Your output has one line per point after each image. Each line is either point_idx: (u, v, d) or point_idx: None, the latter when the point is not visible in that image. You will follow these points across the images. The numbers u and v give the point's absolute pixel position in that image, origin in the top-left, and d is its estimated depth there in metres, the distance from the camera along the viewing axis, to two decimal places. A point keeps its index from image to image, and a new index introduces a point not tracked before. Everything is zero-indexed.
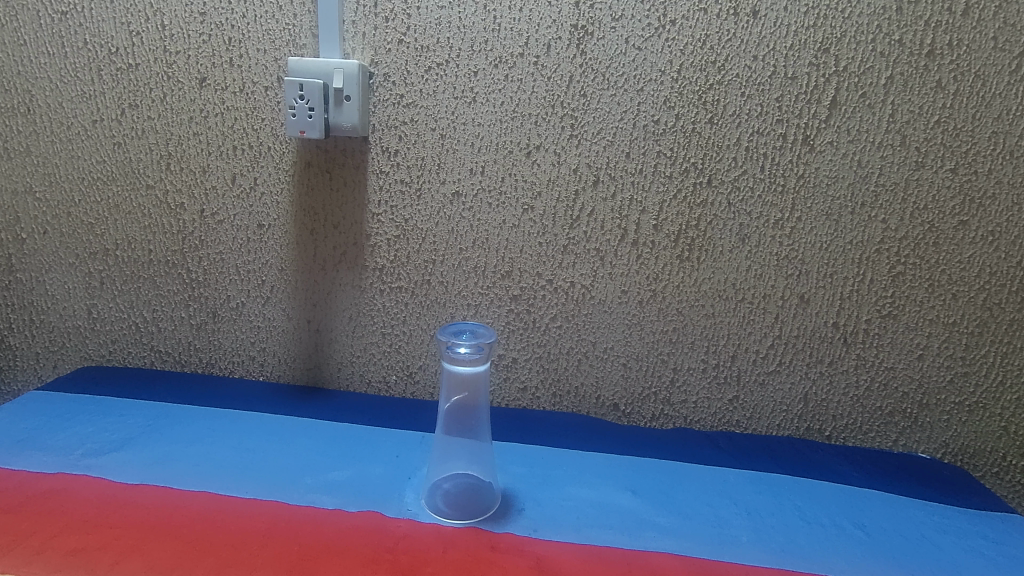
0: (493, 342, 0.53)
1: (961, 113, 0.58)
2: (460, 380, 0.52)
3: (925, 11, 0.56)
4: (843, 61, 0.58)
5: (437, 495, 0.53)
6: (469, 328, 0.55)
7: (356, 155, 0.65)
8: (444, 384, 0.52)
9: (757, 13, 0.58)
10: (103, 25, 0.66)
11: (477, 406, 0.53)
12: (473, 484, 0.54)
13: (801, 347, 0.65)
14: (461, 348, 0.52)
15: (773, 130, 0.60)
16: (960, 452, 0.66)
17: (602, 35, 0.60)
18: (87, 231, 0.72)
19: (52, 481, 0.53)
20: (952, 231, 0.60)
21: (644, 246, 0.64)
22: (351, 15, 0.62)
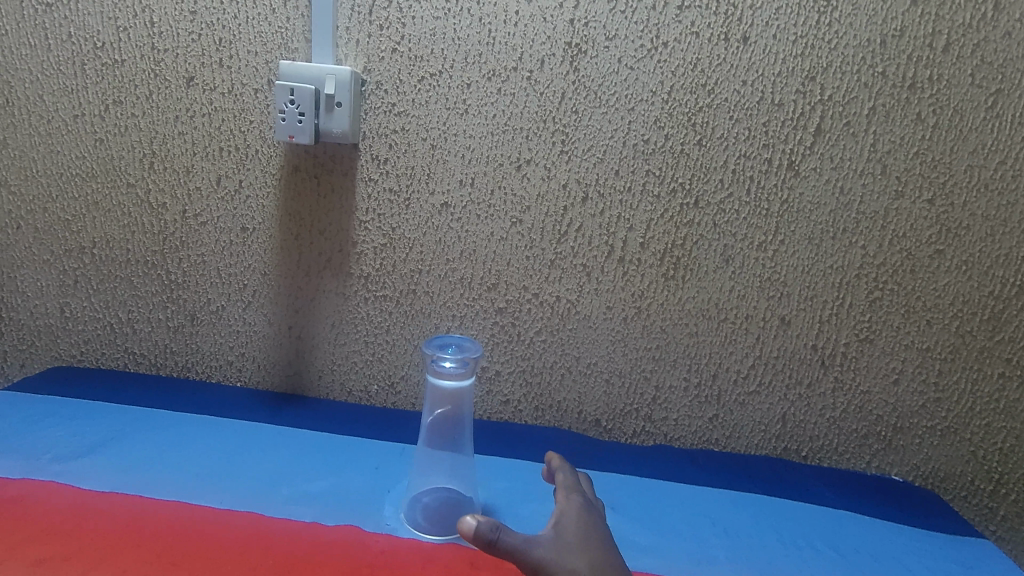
0: (479, 357, 0.53)
1: (940, 145, 0.59)
2: (444, 395, 0.52)
3: (907, 46, 0.58)
4: (828, 90, 0.59)
5: (417, 510, 0.52)
6: (455, 343, 0.56)
7: (345, 162, 0.65)
8: (428, 397, 0.52)
9: (747, 39, 0.59)
10: (89, 19, 0.64)
11: (460, 421, 0.52)
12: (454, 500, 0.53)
13: (780, 368, 0.66)
14: (446, 362, 0.52)
15: (760, 154, 0.61)
16: (931, 475, 0.67)
17: (595, 53, 0.60)
18: (63, 228, 0.70)
19: (18, 486, 0.51)
20: (928, 260, 0.62)
21: (630, 264, 0.65)
22: (345, 21, 0.62)
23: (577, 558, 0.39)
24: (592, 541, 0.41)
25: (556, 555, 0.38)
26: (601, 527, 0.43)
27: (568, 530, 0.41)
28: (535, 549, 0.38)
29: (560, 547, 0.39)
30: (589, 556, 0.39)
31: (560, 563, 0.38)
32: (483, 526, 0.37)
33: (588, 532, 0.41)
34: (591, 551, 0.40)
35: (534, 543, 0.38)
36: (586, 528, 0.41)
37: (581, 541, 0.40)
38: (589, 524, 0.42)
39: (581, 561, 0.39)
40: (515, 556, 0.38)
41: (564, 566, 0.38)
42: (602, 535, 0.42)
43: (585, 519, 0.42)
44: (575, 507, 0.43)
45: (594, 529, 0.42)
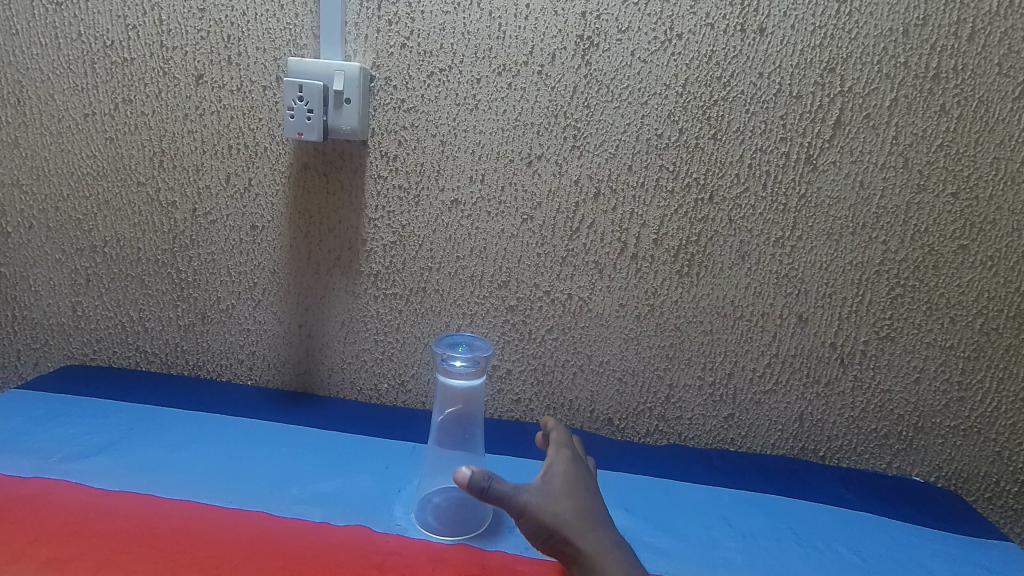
0: (489, 356, 0.53)
1: (964, 137, 0.57)
2: (453, 394, 0.51)
3: (931, 35, 0.56)
4: (848, 81, 0.57)
5: (429, 512, 0.52)
6: (465, 341, 0.55)
7: (354, 159, 0.64)
8: (438, 396, 0.52)
9: (764, 30, 0.57)
10: (98, 17, 0.64)
11: (470, 420, 0.52)
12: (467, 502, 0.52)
13: (798, 366, 0.65)
14: (456, 362, 0.51)
15: (777, 148, 0.59)
16: (954, 477, 0.65)
17: (608, 47, 0.59)
18: (75, 227, 0.70)
19: (30, 485, 0.51)
20: (951, 255, 0.60)
21: (643, 261, 0.64)
22: (354, 17, 0.61)
23: (561, 504, 0.42)
24: (576, 491, 0.44)
25: (542, 502, 0.42)
26: (587, 479, 0.46)
27: (554, 481, 0.44)
28: (523, 494, 0.42)
29: (547, 494, 0.43)
30: (573, 504, 0.43)
31: (545, 509, 0.42)
32: (475, 475, 0.41)
33: (574, 483, 0.45)
34: (575, 499, 0.43)
35: (522, 489, 0.42)
36: (572, 480, 0.45)
37: (566, 490, 0.44)
38: (576, 477, 0.46)
39: (565, 507, 0.42)
40: (504, 503, 0.41)
41: (549, 510, 0.42)
42: (587, 487, 0.45)
43: (572, 472, 0.46)
44: (563, 462, 0.47)
45: (580, 481, 0.45)
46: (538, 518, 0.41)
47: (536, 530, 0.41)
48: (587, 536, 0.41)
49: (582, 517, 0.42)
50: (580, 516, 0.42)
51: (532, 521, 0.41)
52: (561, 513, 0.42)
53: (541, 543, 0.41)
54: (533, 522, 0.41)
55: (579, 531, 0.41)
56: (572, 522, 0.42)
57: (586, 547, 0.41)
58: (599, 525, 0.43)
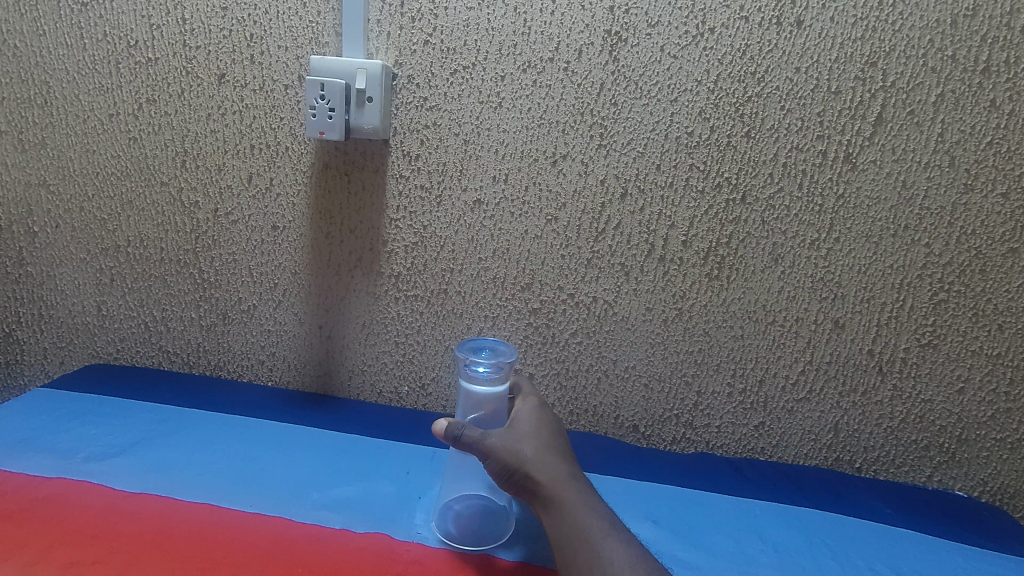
0: (512, 363, 0.51)
1: (1015, 134, 0.54)
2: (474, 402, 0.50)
3: (981, 26, 0.53)
4: (890, 76, 0.55)
5: (446, 518, 0.50)
6: (489, 346, 0.54)
7: (376, 159, 0.63)
8: (461, 402, 0.51)
9: (801, 23, 0.55)
10: (123, 17, 0.64)
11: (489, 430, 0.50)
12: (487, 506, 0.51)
13: (833, 374, 0.62)
14: (478, 370, 0.50)
15: (814, 146, 0.57)
16: (999, 492, 0.63)
17: (636, 42, 0.57)
18: (100, 227, 0.70)
19: (52, 485, 0.51)
20: (1000, 259, 0.57)
21: (672, 263, 0.62)
22: (376, 14, 0.60)
23: (521, 443, 0.47)
24: (538, 434, 0.49)
25: (505, 443, 0.46)
26: (549, 422, 0.51)
27: (518, 425, 0.49)
28: (488, 438, 0.46)
29: (510, 437, 0.47)
30: (534, 444, 0.47)
31: (507, 450, 0.46)
32: (449, 425, 0.46)
33: (535, 426, 0.49)
34: (536, 440, 0.48)
35: (488, 434, 0.46)
36: (535, 424, 0.50)
37: (527, 432, 0.48)
38: (537, 421, 0.50)
39: (526, 446, 0.47)
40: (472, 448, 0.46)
41: (510, 449, 0.46)
42: (550, 430, 0.50)
43: (536, 418, 0.51)
44: (527, 410, 0.51)
45: (541, 424, 0.50)
46: (502, 458, 0.46)
47: (499, 468, 0.46)
48: (545, 468, 0.46)
49: (541, 454, 0.47)
50: (539, 453, 0.47)
51: (496, 460, 0.46)
52: (521, 451, 0.46)
53: (505, 479, 0.46)
54: (497, 462, 0.45)
55: (538, 466, 0.46)
56: (532, 459, 0.46)
57: (544, 479, 0.45)
58: (557, 460, 0.47)
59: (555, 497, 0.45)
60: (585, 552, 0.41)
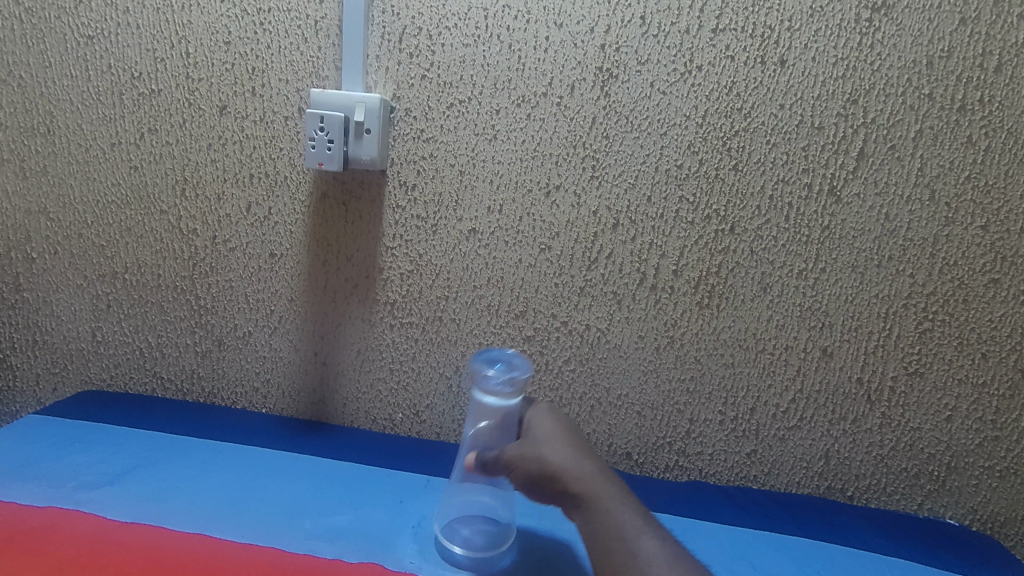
0: (528, 378, 0.52)
1: (992, 169, 0.56)
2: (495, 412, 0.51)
3: (956, 66, 0.55)
4: (871, 113, 0.57)
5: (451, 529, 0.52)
6: (507, 358, 0.55)
7: (373, 189, 0.64)
8: (475, 410, 0.52)
9: (784, 62, 0.57)
10: (128, 50, 0.66)
11: (505, 439, 0.51)
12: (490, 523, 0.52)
13: (822, 402, 0.63)
14: (501, 385, 0.51)
15: (799, 180, 0.59)
16: (989, 520, 0.63)
17: (627, 78, 0.59)
18: (98, 253, 0.71)
19: (43, 515, 0.50)
20: (982, 289, 0.58)
21: (663, 291, 0.63)
22: (375, 50, 0.62)
23: (542, 447, 0.47)
24: (558, 434, 0.49)
25: (525, 451, 0.47)
26: (565, 421, 0.51)
27: (534, 429, 0.49)
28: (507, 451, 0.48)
29: (529, 444, 0.48)
30: (555, 445, 0.48)
31: (528, 457, 0.47)
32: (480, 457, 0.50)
33: (553, 427, 0.50)
34: (557, 441, 0.48)
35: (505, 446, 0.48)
36: (553, 425, 0.50)
37: (547, 434, 0.49)
38: (554, 421, 0.50)
39: (547, 448, 0.47)
40: (496, 466, 0.49)
41: (532, 455, 0.47)
42: (568, 428, 0.50)
43: (551, 418, 0.51)
44: (538, 412, 0.52)
45: (558, 424, 0.50)
46: (525, 466, 0.47)
47: (525, 476, 0.47)
48: (569, 469, 0.46)
49: (563, 454, 0.47)
50: (561, 453, 0.47)
51: (519, 470, 0.47)
52: (543, 455, 0.47)
53: (531, 485, 0.47)
54: (520, 471, 0.47)
55: (562, 466, 0.46)
56: (555, 460, 0.46)
57: (568, 480, 0.45)
58: (581, 457, 0.47)
59: (583, 497, 0.45)
60: (622, 550, 0.41)
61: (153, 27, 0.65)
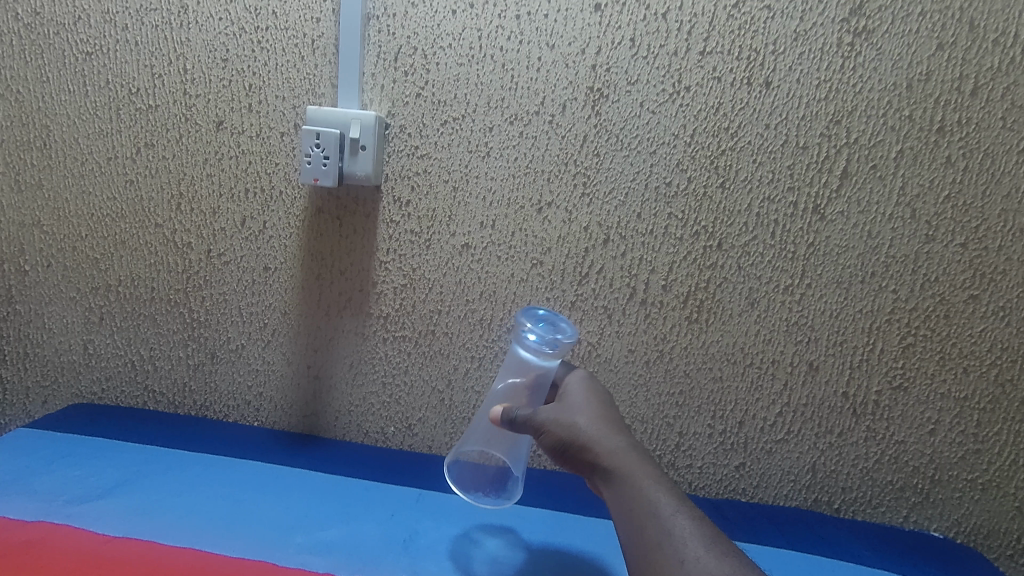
0: (569, 342, 0.52)
1: (971, 189, 0.58)
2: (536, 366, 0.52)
3: (934, 90, 0.57)
4: (854, 133, 0.58)
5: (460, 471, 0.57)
6: (554, 320, 0.55)
7: (367, 204, 0.65)
8: (513, 364, 0.54)
9: (769, 84, 0.59)
10: (126, 66, 0.67)
11: (531, 397, 0.53)
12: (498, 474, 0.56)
13: (809, 416, 0.64)
14: (546, 346, 0.52)
15: (785, 198, 0.60)
16: (973, 532, 0.64)
17: (617, 98, 0.61)
18: (92, 266, 0.71)
19: (33, 530, 0.50)
20: (962, 305, 0.60)
21: (653, 306, 0.64)
22: (371, 68, 0.63)
23: (576, 417, 0.47)
24: (592, 406, 0.49)
25: (557, 418, 0.47)
26: (602, 397, 0.51)
27: (569, 399, 0.50)
28: (539, 415, 0.48)
29: (563, 412, 0.48)
30: (589, 416, 0.48)
31: (560, 424, 0.47)
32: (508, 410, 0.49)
33: (589, 400, 0.50)
34: (591, 413, 0.48)
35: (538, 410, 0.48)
36: (587, 398, 0.50)
37: (581, 405, 0.49)
38: (590, 395, 0.51)
39: (579, 418, 0.47)
40: (525, 425, 0.48)
41: (564, 423, 0.47)
42: (603, 403, 0.50)
43: (585, 392, 0.51)
44: (575, 381, 0.52)
45: (593, 398, 0.50)
46: (555, 433, 0.47)
47: (555, 442, 0.47)
48: (602, 441, 0.46)
49: (598, 427, 0.47)
50: (594, 425, 0.47)
51: (550, 434, 0.47)
52: (577, 425, 0.47)
53: (562, 452, 0.46)
54: (551, 436, 0.47)
55: (594, 437, 0.46)
56: (587, 431, 0.46)
57: (601, 452, 0.45)
58: (614, 432, 0.47)
59: (615, 469, 0.44)
60: (654, 525, 0.40)
61: (151, 44, 0.66)
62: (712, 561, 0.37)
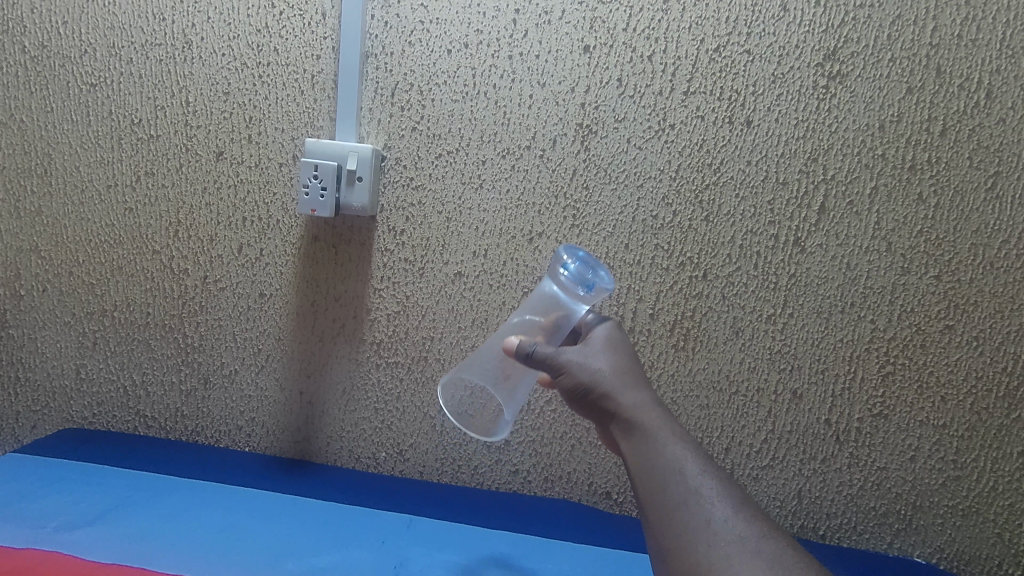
0: (603, 288, 0.50)
1: (942, 224, 0.61)
2: (563, 302, 0.51)
3: (905, 130, 0.60)
4: (831, 170, 0.61)
5: (452, 399, 0.55)
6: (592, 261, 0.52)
7: (363, 233, 0.67)
8: (539, 302, 0.52)
9: (750, 123, 0.61)
10: (129, 98, 0.69)
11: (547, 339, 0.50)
12: (492, 411, 0.53)
13: (794, 442, 0.65)
14: (580, 286, 0.50)
15: (766, 230, 0.63)
16: (955, 559, 0.65)
17: (605, 134, 0.63)
18: (88, 291, 0.72)
19: (24, 556, 0.50)
20: (938, 335, 0.62)
21: (640, 334, 0.65)
22: (369, 103, 0.65)
23: (600, 363, 0.47)
24: (616, 352, 0.48)
25: (581, 361, 0.47)
26: (628, 344, 0.50)
27: (592, 343, 0.49)
28: (562, 354, 0.47)
29: (587, 355, 0.47)
30: (613, 363, 0.47)
31: (584, 368, 0.47)
32: (524, 343, 0.48)
33: (614, 347, 0.49)
34: (615, 360, 0.48)
35: (562, 350, 0.47)
36: (612, 344, 0.49)
37: (605, 352, 0.48)
38: (616, 342, 0.49)
39: (603, 365, 0.47)
40: (544, 363, 0.47)
41: (588, 369, 0.47)
42: (627, 349, 0.49)
43: (610, 337, 0.50)
44: (601, 329, 0.50)
45: (618, 344, 0.49)
46: (578, 376, 0.46)
47: (577, 386, 0.47)
48: (626, 392, 0.46)
49: (622, 376, 0.47)
50: (618, 373, 0.47)
51: (573, 378, 0.46)
52: (601, 372, 0.47)
53: (582, 397, 0.47)
54: (572, 379, 0.47)
55: (619, 387, 0.46)
56: (611, 380, 0.46)
57: (625, 404, 0.45)
58: (637, 382, 0.47)
59: (638, 421, 0.45)
60: (678, 485, 0.41)
61: (155, 77, 0.68)
62: (739, 526, 0.39)
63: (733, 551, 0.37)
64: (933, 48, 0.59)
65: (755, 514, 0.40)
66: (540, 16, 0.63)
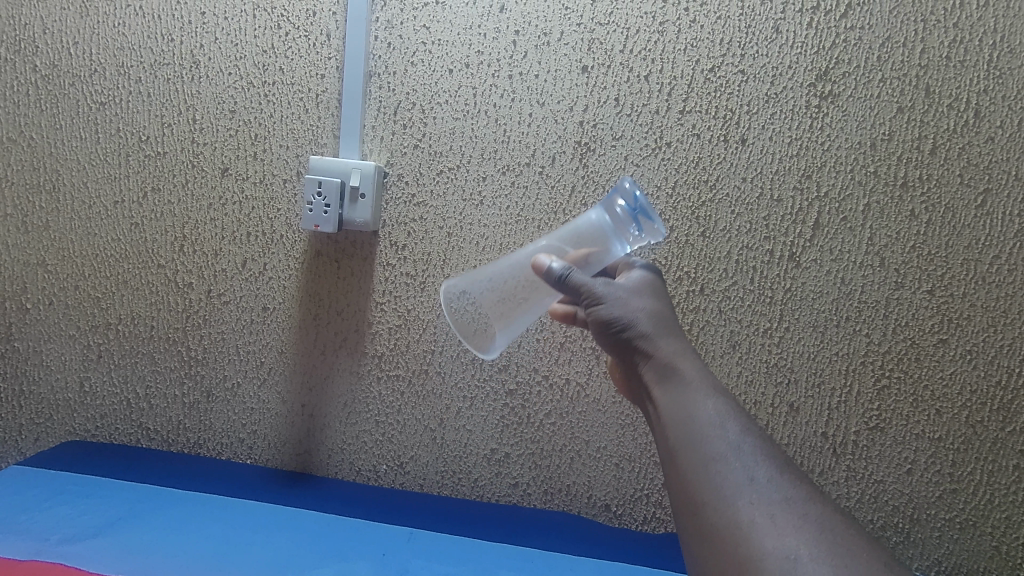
0: (654, 232, 0.49)
1: (934, 240, 0.62)
2: (600, 237, 0.50)
3: (896, 148, 0.61)
4: (824, 187, 0.62)
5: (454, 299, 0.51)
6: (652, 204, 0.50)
7: (365, 248, 0.68)
8: (582, 231, 0.51)
9: (745, 141, 0.63)
10: (137, 116, 0.70)
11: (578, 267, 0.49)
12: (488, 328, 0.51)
13: (792, 455, 0.66)
14: (631, 225, 0.49)
15: (762, 246, 0.64)
16: (954, 572, 0.65)
17: (603, 151, 0.64)
18: (93, 304, 0.73)
19: (27, 568, 0.50)
20: (932, 349, 0.63)
21: None
22: (372, 121, 0.67)
23: (640, 307, 0.47)
24: (654, 299, 0.48)
25: (621, 301, 0.46)
26: (664, 292, 0.50)
27: (630, 286, 0.48)
28: (601, 289, 0.46)
29: (626, 296, 0.47)
30: (652, 309, 0.47)
31: (625, 309, 0.46)
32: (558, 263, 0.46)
33: (652, 293, 0.48)
34: (654, 306, 0.47)
35: (602, 285, 0.46)
36: (650, 290, 0.49)
37: (644, 296, 0.48)
38: (654, 289, 0.49)
39: (643, 309, 0.47)
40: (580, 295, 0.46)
41: (628, 311, 0.46)
42: (664, 296, 0.49)
43: (648, 283, 0.49)
44: (639, 272, 0.50)
45: (656, 291, 0.49)
46: (617, 316, 0.46)
47: (615, 325, 0.46)
48: (663, 340, 0.46)
49: (661, 323, 0.47)
50: (658, 320, 0.47)
51: (613, 316, 0.46)
52: (641, 316, 0.46)
53: (619, 338, 0.46)
54: (610, 316, 0.46)
55: (657, 334, 0.46)
56: (651, 326, 0.46)
57: (665, 355, 0.46)
58: (675, 332, 0.47)
59: (679, 375, 0.45)
60: (716, 440, 0.43)
61: (162, 96, 0.70)
62: (782, 488, 0.41)
63: (778, 510, 0.39)
64: (922, 68, 0.60)
65: (793, 477, 0.42)
66: (540, 37, 0.64)
